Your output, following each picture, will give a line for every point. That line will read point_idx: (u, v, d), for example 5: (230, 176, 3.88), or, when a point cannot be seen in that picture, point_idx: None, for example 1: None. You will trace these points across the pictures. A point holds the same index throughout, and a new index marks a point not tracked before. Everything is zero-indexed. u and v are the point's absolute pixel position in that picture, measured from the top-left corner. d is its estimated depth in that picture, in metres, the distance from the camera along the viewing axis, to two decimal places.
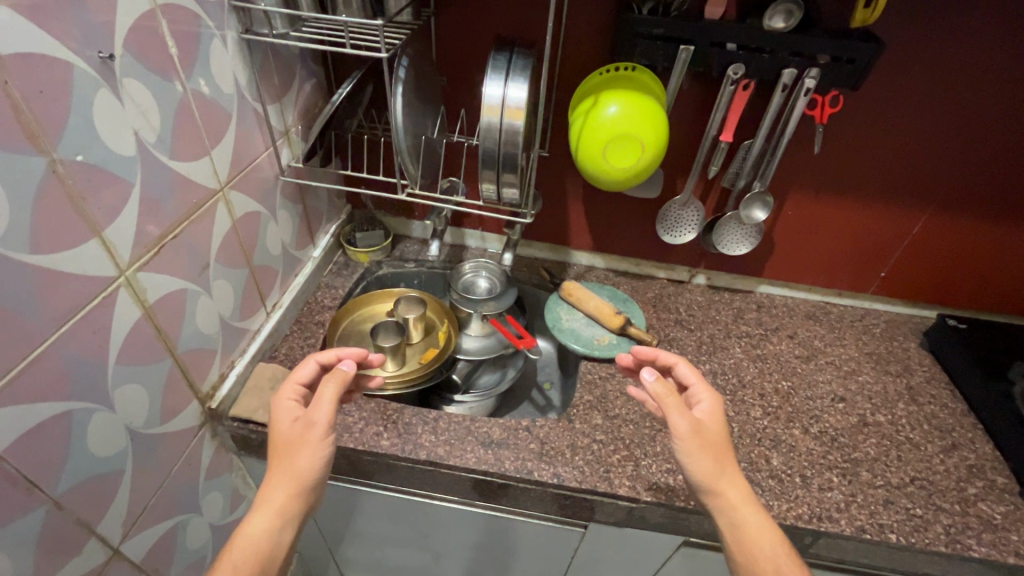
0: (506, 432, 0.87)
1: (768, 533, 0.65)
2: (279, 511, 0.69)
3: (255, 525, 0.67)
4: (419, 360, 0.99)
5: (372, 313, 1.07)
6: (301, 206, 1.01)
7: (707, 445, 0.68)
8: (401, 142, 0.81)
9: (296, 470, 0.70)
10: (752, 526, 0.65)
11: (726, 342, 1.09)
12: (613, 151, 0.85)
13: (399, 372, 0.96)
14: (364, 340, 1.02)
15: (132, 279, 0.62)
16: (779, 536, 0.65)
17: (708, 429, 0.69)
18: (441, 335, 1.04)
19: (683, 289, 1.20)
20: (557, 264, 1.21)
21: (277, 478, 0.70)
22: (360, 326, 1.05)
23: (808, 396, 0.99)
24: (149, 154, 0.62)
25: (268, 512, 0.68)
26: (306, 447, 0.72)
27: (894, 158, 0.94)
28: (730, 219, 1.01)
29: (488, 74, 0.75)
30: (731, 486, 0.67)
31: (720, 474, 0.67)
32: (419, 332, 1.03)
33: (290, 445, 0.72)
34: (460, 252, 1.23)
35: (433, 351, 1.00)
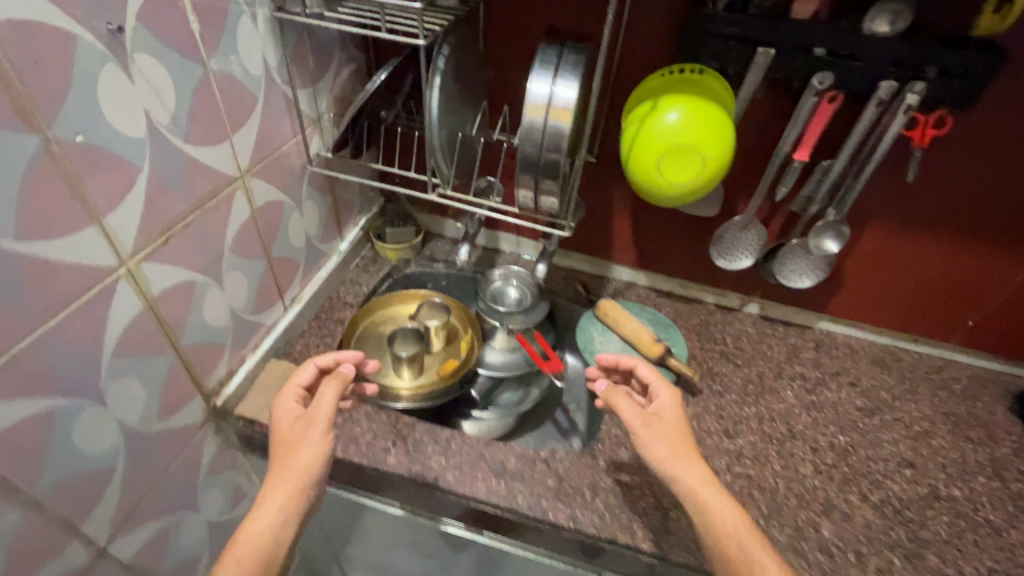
0: (522, 463, 0.80)
1: (730, 512, 0.64)
2: (281, 505, 0.66)
3: (259, 519, 0.65)
4: (437, 373, 0.94)
5: (395, 316, 1.01)
6: (331, 198, 0.97)
7: (663, 433, 0.70)
8: (434, 138, 0.74)
9: (298, 465, 0.68)
10: (712, 503, 0.64)
11: (777, 384, 0.97)
12: (670, 164, 0.75)
13: (416, 385, 0.91)
14: (382, 344, 0.97)
15: (134, 270, 0.58)
16: (744, 519, 0.63)
17: (662, 420, 0.73)
18: (463, 346, 0.97)
19: (731, 318, 1.09)
20: (595, 278, 1.13)
21: (281, 471, 0.68)
22: (380, 328, 1.00)
23: (869, 456, 0.87)
24: (160, 137, 0.57)
25: (271, 506, 0.66)
26: (305, 445, 0.70)
27: (1014, 196, 0.80)
28: (796, 247, 0.89)
29: (535, 69, 0.67)
30: (686, 465, 0.67)
31: (673, 453, 0.69)
32: (440, 342, 0.97)
33: (292, 442, 0.70)
34: (491, 256, 1.17)
35: (453, 364, 0.95)
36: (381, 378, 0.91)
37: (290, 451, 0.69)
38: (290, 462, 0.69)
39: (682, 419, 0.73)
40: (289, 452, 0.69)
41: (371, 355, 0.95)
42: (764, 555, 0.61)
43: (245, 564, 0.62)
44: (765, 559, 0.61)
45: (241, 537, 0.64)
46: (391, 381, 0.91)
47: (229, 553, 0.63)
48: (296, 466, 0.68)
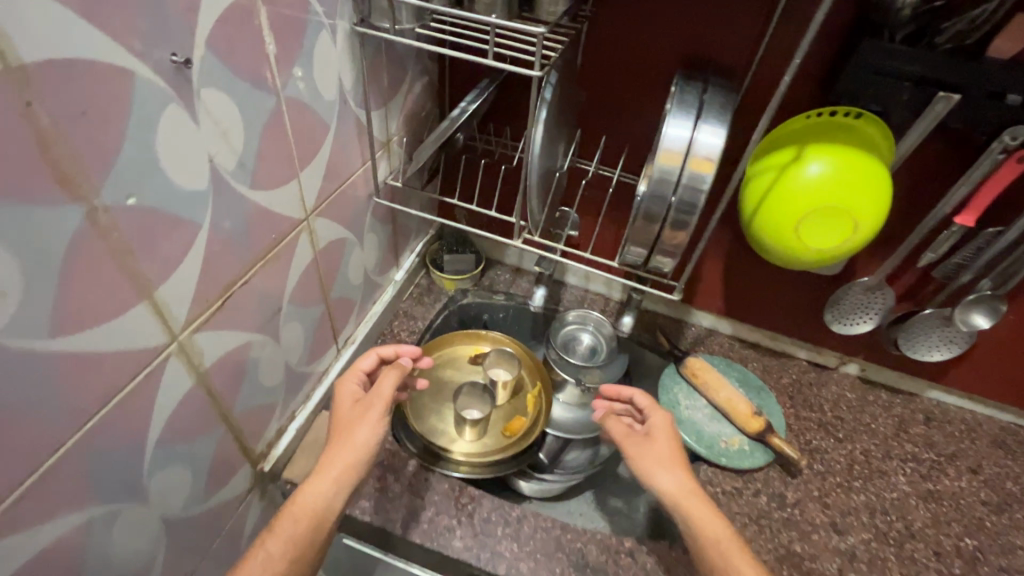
0: (606, 555, 0.70)
1: (715, 526, 0.59)
2: (337, 479, 0.58)
3: (312, 489, 0.57)
4: (501, 433, 0.83)
5: (452, 359, 0.90)
6: (391, 226, 0.86)
7: (648, 452, 0.66)
8: (531, 179, 0.63)
9: (361, 438, 0.60)
10: (697, 514, 0.60)
11: (887, 466, 0.85)
12: (811, 225, 0.63)
13: (477, 447, 0.81)
14: (439, 392, 0.86)
15: (187, 344, 0.48)
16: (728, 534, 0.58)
17: (652, 439, 0.67)
18: (530, 401, 0.86)
19: (827, 379, 0.97)
20: (672, 322, 1.01)
21: (340, 443, 0.60)
22: (436, 372, 0.88)
23: (1003, 567, 0.75)
24: (223, 186, 0.46)
25: (327, 477, 0.58)
26: (369, 420, 0.62)
27: None
28: (932, 318, 0.77)
29: (672, 111, 0.56)
30: (664, 474, 0.63)
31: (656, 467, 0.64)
32: (505, 395, 0.86)
33: (354, 417, 0.63)
34: (558, 291, 1.04)
35: (520, 422, 0.84)
36: (439, 436, 0.81)
37: (353, 424, 0.62)
38: (351, 434, 0.61)
39: (676, 440, 0.67)
40: (352, 424, 0.62)
41: (427, 405, 0.84)
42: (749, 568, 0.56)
43: (297, 530, 0.54)
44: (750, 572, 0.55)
45: (291, 506, 0.56)
46: (450, 440, 0.81)
47: (278, 521, 0.55)
48: (356, 441, 0.60)
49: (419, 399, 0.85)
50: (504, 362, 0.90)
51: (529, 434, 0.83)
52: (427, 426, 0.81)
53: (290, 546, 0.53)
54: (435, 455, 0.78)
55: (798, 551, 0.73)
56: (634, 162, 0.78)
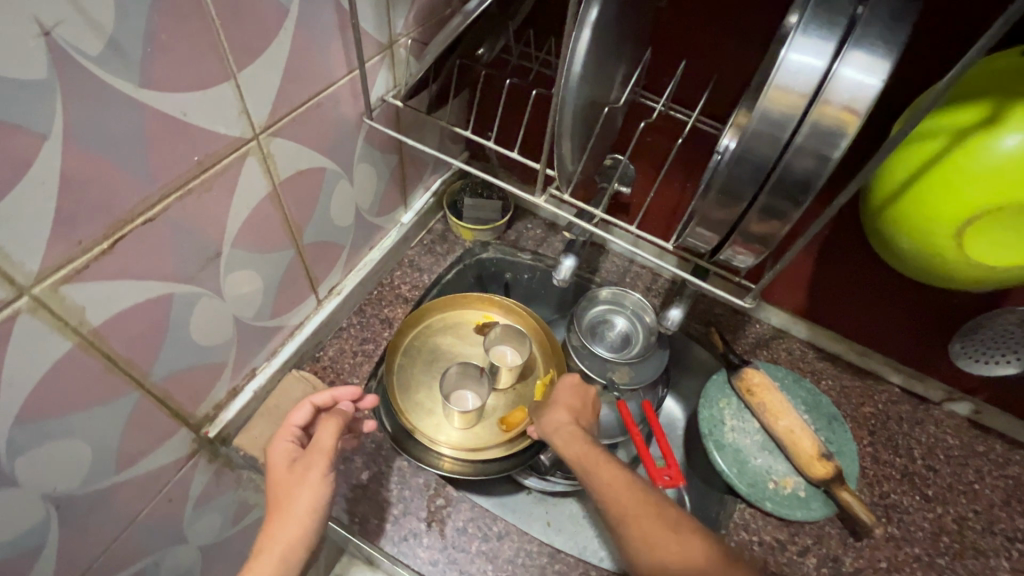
0: None
1: (579, 450, 0.55)
2: (282, 555, 0.47)
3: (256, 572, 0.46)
4: (497, 425, 0.69)
5: (455, 324, 0.76)
6: (394, 159, 0.69)
7: (540, 404, 0.63)
8: (565, 114, 0.43)
9: (305, 504, 0.50)
10: (564, 444, 0.56)
11: (987, 545, 0.66)
12: (988, 228, 0.41)
13: (467, 438, 0.68)
14: (434, 364, 0.72)
15: (52, 298, 0.35)
16: (592, 454, 0.54)
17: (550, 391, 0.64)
18: (538, 390, 0.71)
19: (925, 416, 0.75)
20: (733, 316, 0.81)
21: (281, 513, 0.49)
22: (435, 338, 0.74)
23: None
24: (79, 77, 0.31)
25: (270, 554, 0.47)
26: (313, 481, 0.51)
27: None
28: None
29: (802, 27, 0.33)
30: (548, 417, 0.60)
31: (544, 413, 0.61)
32: (510, 379, 0.72)
33: (293, 479, 0.51)
34: (596, 256, 0.86)
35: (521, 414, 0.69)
36: (425, 419, 0.68)
37: (294, 491, 0.50)
38: (289, 502, 0.50)
39: (571, 386, 0.63)
40: (291, 491, 0.51)
41: (418, 377, 0.71)
42: (608, 476, 0.52)
43: None
44: (608, 481, 0.51)
45: None
46: (437, 425, 0.68)
47: None
48: (296, 507, 0.49)
49: (411, 368, 0.72)
50: (513, 338, 0.75)
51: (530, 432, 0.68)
52: (413, 404, 0.69)
53: None
54: (415, 442, 0.66)
55: None
56: (720, 103, 0.56)
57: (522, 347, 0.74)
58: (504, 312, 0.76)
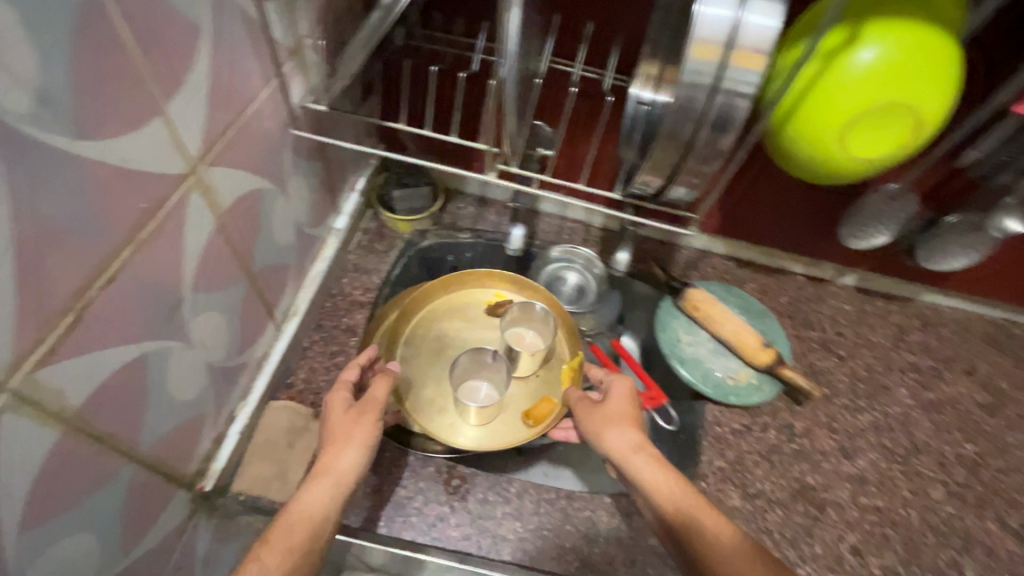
0: (616, 520, 0.64)
1: (666, 488, 0.51)
2: (335, 482, 0.49)
3: (308, 496, 0.48)
4: (521, 420, 0.66)
5: (464, 308, 0.74)
6: (320, 164, 0.67)
7: (598, 415, 0.58)
8: (508, 95, 0.46)
9: (358, 441, 0.51)
10: (645, 473, 0.52)
11: (888, 379, 0.82)
12: (861, 129, 0.50)
13: (485, 434, 0.65)
14: (444, 355, 0.70)
15: (30, 391, 0.32)
16: (682, 496, 0.50)
17: (609, 403, 0.59)
18: (565, 376, 0.69)
19: (825, 293, 0.91)
20: (662, 248, 0.91)
21: (332, 450, 0.51)
22: (440, 324, 0.73)
23: (1000, 468, 0.75)
24: (14, 143, 0.28)
25: (324, 481, 0.49)
26: (365, 423, 0.53)
27: None
28: (955, 226, 0.69)
29: None
30: (616, 435, 0.56)
31: (608, 430, 0.56)
32: (532, 364, 0.70)
33: (348, 420, 0.53)
34: (532, 221, 0.91)
35: (548, 405, 0.67)
36: (437, 417, 0.66)
37: (347, 431, 0.52)
38: (344, 437, 0.52)
39: (631, 401, 0.59)
40: (346, 430, 0.52)
41: (424, 369, 0.69)
42: (705, 522, 0.48)
43: (290, 541, 0.44)
44: (707, 528, 0.47)
45: (281, 522, 0.46)
46: (449, 423, 0.66)
47: (267, 535, 0.45)
48: (350, 442, 0.51)
49: (416, 359, 0.70)
50: (533, 320, 0.73)
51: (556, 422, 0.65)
52: (422, 403, 0.67)
53: (283, 556, 0.43)
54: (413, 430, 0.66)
55: (810, 484, 0.71)
56: (626, 58, 0.61)
57: (545, 330, 0.72)
58: (516, 290, 0.74)
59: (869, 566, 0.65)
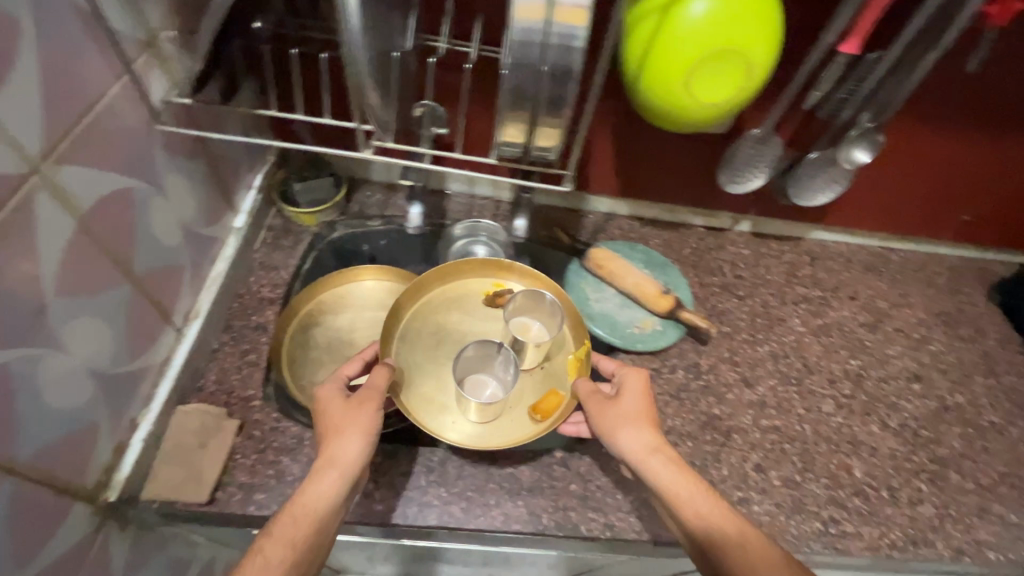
0: (538, 473, 0.68)
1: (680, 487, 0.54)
2: (339, 472, 0.53)
3: (313, 487, 0.51)
4: (528, 415, 0.67)
5: (462, 300, 0.73)
6: (203, 162, 0.66)
7: (611, 413, 0.60)
8: (361, 68, 0.47)
9: (360, 431, 0.55)
10: (664, 476, 0.55)
11: (783, 312, 0.89)
12: (702, 76, 0.54)
13: (488, 430, 0.66)
14: (444, 347, 0.70)
15: None
16: (695, 493, 0.54)
17: (622, 399, 0.61)
18: (572, 368, 0.69)
19: (723, 241, 0.97)
20: (569, 215, 0.95)
21: (334, 442, 0.54)
22: (439, 316, 0.72)
23: (881, 377, 0.84)
24: None
25: (329, 472, 0.53)
26: (367, 412, 0.56)
27: None
28: (816, 163, 0.75)
29: None
30: (629, 433, 0.58)
31: (621, 428, 0.59)
32: (537, 357, 0.70)
33: (348, 411, 0.56)
34: (441, 203, 0.91)
35: (556, 398, 0.67)
36: (438, 414, 0.66)
37: (348, 422, 0.55)
38: (346, 428, 0.55)
39: (643, 398, 0.61)
40: (347, 421, 0.55)
41: (423, 365, 0.69)
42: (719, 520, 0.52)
43: (296, 531, 0.49)
44: (719, 524, 0.51)
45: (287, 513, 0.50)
46: (453, 424, 0.66)
47: (273, 526, 0.49)
48: (351, 434, 0.55)
49: (413, 355, 0.70)
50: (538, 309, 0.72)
51: (564, 416, 0.65)
52: (423, 401, 0.67)
53: (291, 545, 0.48)
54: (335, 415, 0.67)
55: (716, 414, 0.76)
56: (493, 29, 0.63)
57: (551, 320, 0.71)
58: (516, 279, 0.73)
59: (770, 479, 0.72)
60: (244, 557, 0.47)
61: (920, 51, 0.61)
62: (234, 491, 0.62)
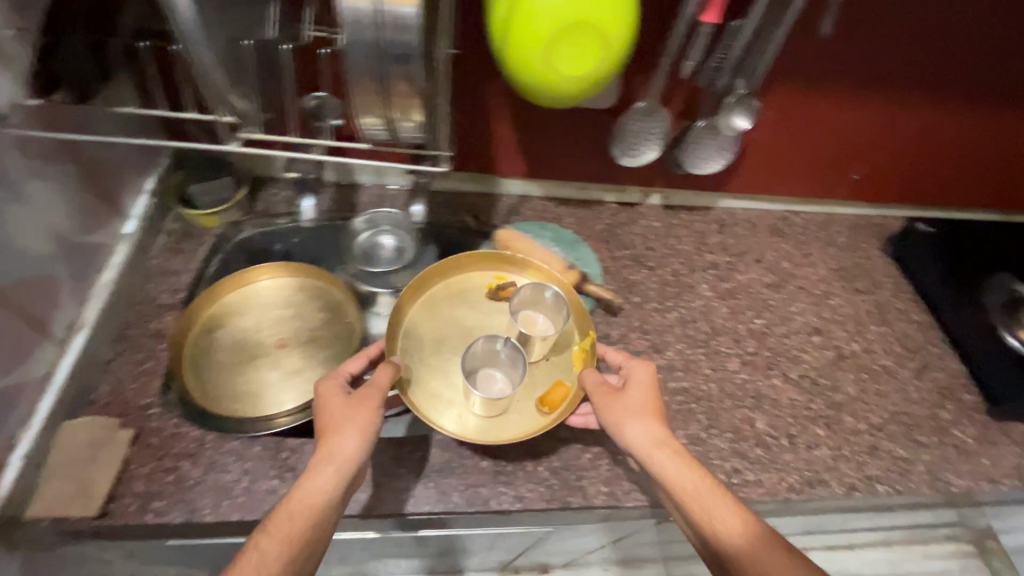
0: (449, 453, 0.69)
1: (688, 479, 0.56)
2: (336, 469, 0.54)
3: (309, 484, 0.53)
4: (535, 407, 0.70)
5: (462, 296, 0.78)
6: (72, 167, 0.65)
7: (618, 405, 0.63)
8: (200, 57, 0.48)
9: (357, 429, 0.56)
10: (670, 469, 0.57)
11: (692, 279, 0.92)
12: (561, 50, 0.55)
13: (496, 423, 0.69)
14: (450, 342, 0.75)
15: None
16: (701, 484, 0.56)
17: (630, 393, 0.64)
18: (577, 359, 0.74)
19: (635, 215, 0.99)
20: (483, 199, 0.94)
21: (330, 438, 0.56)
22: (446, 313, 0.77)
23: (783, 333, 0.88)
24: None
25: (327, 468, 0.54)
26: (366, 409, 0.58)
27: (904, 47, 0.75)
28: (703, 131, 0.78)
29: None
30: (636, 427, 0.60)
31: (627, 421, 0.61)
32: (542, 349, 0.74)
33: (348, 407, 0.58)
34: (350, 195, 0.91)
35: (562, 389, 0.71)
36: (446, 409, 0.70)
37: (346, 418, 0.57)
38: (344, 425, 0.57)
39: (652, 394, 0.63)
40: (344, 418, 0.57)
41: (430, 361, 0.73)
42: (726, 512, 0.54)
43: (293, 526, 0.50)
44: (727, 517, 0.54)
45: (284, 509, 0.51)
46: (459, 417, 0.70)
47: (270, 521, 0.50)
48: (348, 430, 0.56)
49: (420, 353, 0.74)
50: (542, 303, 0.77)
51: (572, 406, 0.69)
52: (431, 396, 0.71)
53: (287, 539, 0.49)
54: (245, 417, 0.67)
55: None
56: None
57: (555, 313, 0.76)
58: (516, 273, 0.79)
59: (677, 438, 0.75)
60: (241, 553, 0.49)
61: (776, 17, 0.64)
62: (131, 501, 0.61)
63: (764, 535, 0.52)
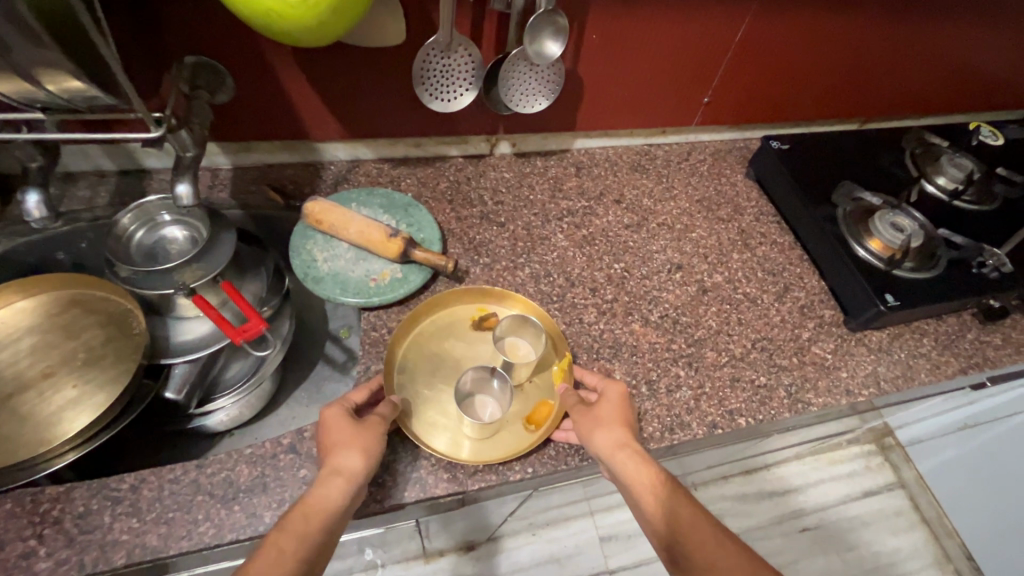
0: (256, 468, 0.58)
1: (647, 477, 0.54)
2: (347, 479, 0.51)
3: (320, 492, 0.50)
4: (524, 426, 0.66)
5: (450, 325, 0.72)
6: None
7: (589, 418, 0.61)
8: None
9: (366, 445, 0.54)
10: (630, 469, 0.55)
11: (546, 230, 0.85)
12: None
13: (491, 448, 0.64)
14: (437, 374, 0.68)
15: None
16: (658, 484, 0.54)
17: (598, 404, 0.62)
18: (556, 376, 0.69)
19: (484, 168, 0.90)
20: (304, 169, 0.82)
21: (340, 452, 0.53)
22: (430, 344, 0.71)
23: (644, 274, 0.83)
24: None
25: (337, 480, 0.51)
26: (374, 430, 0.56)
27: None
28: (517, 59, 0.70)
29: None
30: (603, 434, 0.59)
31: (595, 431, 0.59)
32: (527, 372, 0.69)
33: (358, 424, 0.56)
34: (134, 183, 0.77)
35: (545, 407, 0.67)
36: (441, 436, 0.64)
37: (359, 435, 0.55)
38: (354, 441, 0.55)
39: (619, 403, 0.62)
40: (354, 434, 0.55)
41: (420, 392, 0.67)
42: (689, 513, 0.52)
43: (303, 534, 0.47)
44: (692, 518, 0.51)
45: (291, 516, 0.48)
46: (452, 441, 0.64)
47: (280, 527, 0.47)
48: (361, 445, 0.54)
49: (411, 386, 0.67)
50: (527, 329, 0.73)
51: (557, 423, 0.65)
52: (426, 427, 0.64)
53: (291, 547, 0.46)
54: (9, 464, 0.55)
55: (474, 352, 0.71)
56: None
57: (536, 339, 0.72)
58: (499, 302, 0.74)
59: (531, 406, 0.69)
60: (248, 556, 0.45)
61: None
62: None
63: (729, 543, 0.50)
